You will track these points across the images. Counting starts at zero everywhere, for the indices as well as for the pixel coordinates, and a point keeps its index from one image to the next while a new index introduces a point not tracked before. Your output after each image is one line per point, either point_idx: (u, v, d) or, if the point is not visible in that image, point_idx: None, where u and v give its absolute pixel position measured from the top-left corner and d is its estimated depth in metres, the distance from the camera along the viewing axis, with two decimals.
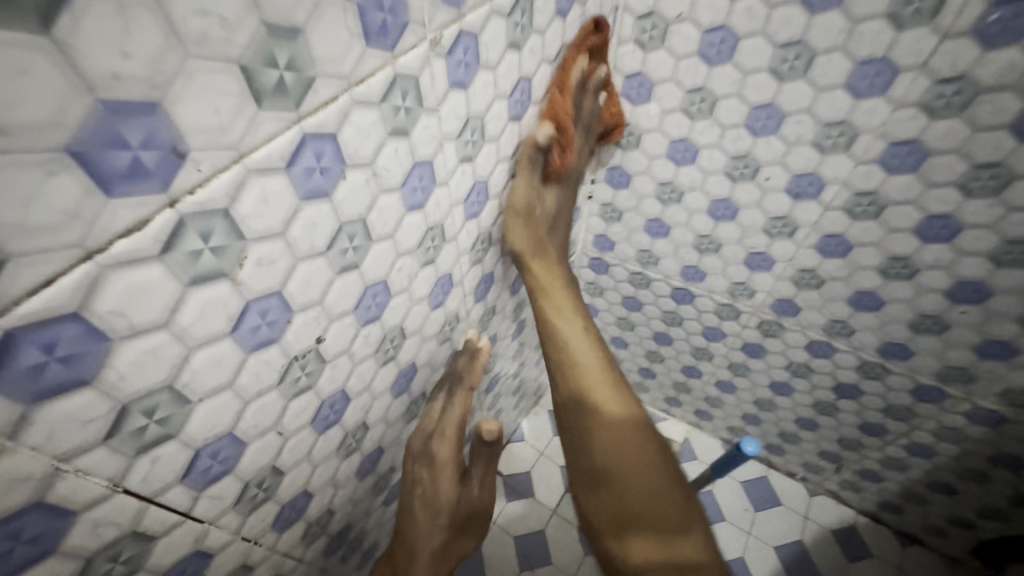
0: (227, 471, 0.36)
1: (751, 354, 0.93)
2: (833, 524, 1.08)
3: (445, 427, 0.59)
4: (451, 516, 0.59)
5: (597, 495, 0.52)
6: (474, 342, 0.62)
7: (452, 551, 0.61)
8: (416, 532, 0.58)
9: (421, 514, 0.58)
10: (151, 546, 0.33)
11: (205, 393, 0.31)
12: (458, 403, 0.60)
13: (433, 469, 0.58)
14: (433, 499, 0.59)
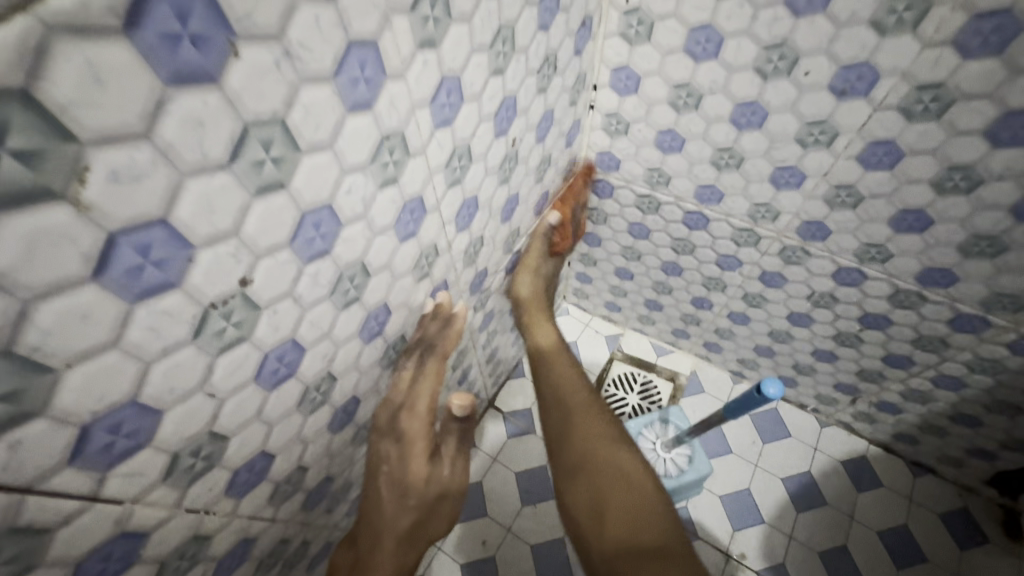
0: (142, 445, 0.29)
1: (769, 284, 0.85)
2: (843, 454, 1.05)
3: (415, 403, 0.57)
4: (421, 500, 0.56)
5: (576, 487, 0.61)
6: (444, 307, 0.58)
7: (425, 533, 0.58)
8: (382, 511, 0.56)
9: (388, 492, 0.56)
10: (47, 537, 0.27)
11: (75, 356, 0.23)
12: (428, 373, 0.58)
13: (401, 446, 0.56)
14: (401, 477, 0.56)
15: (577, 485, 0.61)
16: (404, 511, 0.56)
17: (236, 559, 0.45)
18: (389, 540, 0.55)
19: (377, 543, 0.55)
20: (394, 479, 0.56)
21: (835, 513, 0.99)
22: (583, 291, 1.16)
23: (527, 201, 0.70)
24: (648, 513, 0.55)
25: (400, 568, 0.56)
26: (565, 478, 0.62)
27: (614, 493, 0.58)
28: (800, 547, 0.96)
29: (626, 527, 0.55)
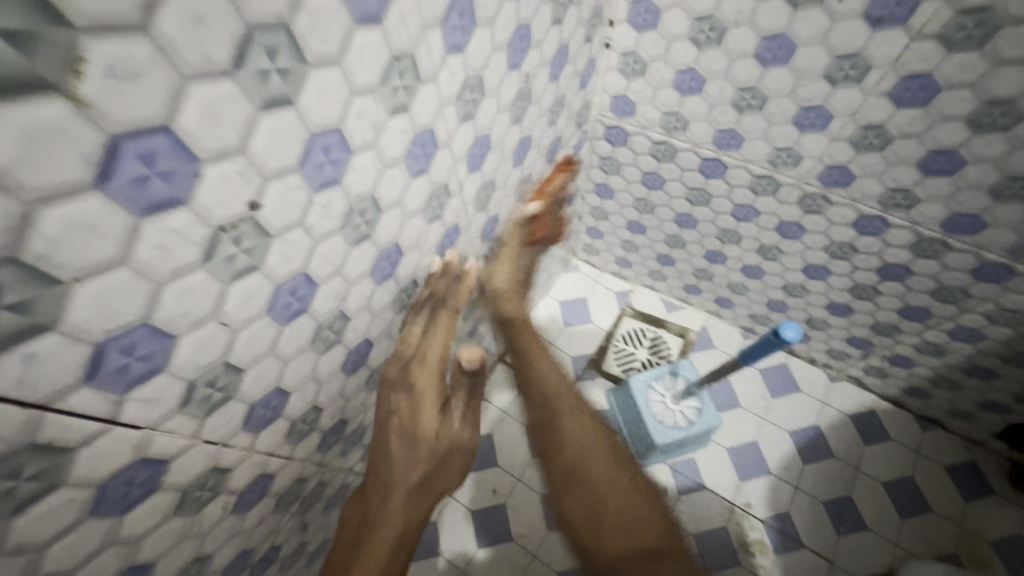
0: (158, 370, 0.29)
1: (785, 235, 0.83)
2: (852, 409, 1.05)
3: (427, 353, 0.56)
4: (431, 452, 0.52)
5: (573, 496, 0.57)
6: (454, 265, 0.59)
7: (434, 490, 0.53)
8: (391, 464, 0.52)
9: (396, 446, 0.53)
10: (70, 457, 0.27)
11: (85, 270, 0.23)
12: (440, 325, 0.59)
13: (413, 398, 0.54)
14: (411, 430, 0.53)
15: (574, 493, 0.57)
16: (413, 465, 0.52)
17: (256, 494, 0.46)
18: (400, 489, 0.51)
19: (386, 498, 0.51)
20: (405, 431, 0.53)
21: (842, 465, 1.00)
22: (594, 247, 1.14)
23: (540, 145, 0.68)
24: (638, 521, 0.53)
25: (412, 528, 0.51)
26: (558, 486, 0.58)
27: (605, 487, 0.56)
28: (806, 497, 0.97)
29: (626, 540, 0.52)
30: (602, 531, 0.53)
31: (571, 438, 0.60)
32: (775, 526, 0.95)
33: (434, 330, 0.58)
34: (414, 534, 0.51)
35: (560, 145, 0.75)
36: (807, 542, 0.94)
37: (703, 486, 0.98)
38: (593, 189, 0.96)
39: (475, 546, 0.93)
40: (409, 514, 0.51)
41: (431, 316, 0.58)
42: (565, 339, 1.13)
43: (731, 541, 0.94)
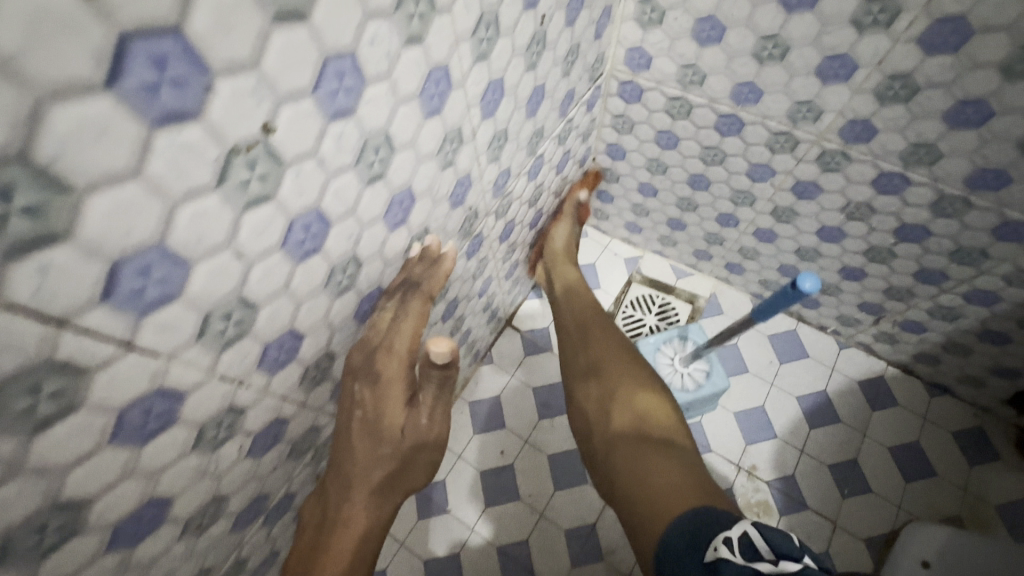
0: (173, 297, 0.29)
1: (801, 196, 0.81)
2: (861, 375, 1.05)
3: (394, 343, 0.51)
4: (396, 446, 0.51)
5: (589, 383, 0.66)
6: (433, 250, 0.55)
7: (398, 488, 0.53)
8: (353, 462, 0.51)
9: (360, 439, 0.51)
10: (87, 379, 0.27)
11: (99, 180, 0.22)
12: (412, 313, 0.52)
13: (378, 388, 0.51)
14: (375, 424, 0.51)
15: (593, 381, 0.66)
16: (377, 462, 0.51)
17: (270, 438, 0.47)
18: (361, 490, 0.51)
19: (346, 497, 0.51)
20: (368, 425, 0.50)
21: (848, 431, 1.00)
22: (603, 212, 1.13)
23: (553, 96, 0.66)
24: (646, 410, 0.59)
25: (374, 527, 0.51)
26: (583, 376, 0.68)
27: (626, 394, 0.62)
28: (811, 460, 0.98)
29: (630, 414, 0.59)
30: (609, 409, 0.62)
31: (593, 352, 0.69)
32: (779, 488, 0.96)
33: (404, 319, 0.52)
34: (377, 535, 0.52)
35: (573, 100, 0.73)
36: (811, 504, 0.95)
37: (709, 450, 0.99)
38: (604, 150, 0.94)
39: (482, 504, 0.95)
40: (375, 515, 0.51)
41: (400, 302, 0.52)
42: None
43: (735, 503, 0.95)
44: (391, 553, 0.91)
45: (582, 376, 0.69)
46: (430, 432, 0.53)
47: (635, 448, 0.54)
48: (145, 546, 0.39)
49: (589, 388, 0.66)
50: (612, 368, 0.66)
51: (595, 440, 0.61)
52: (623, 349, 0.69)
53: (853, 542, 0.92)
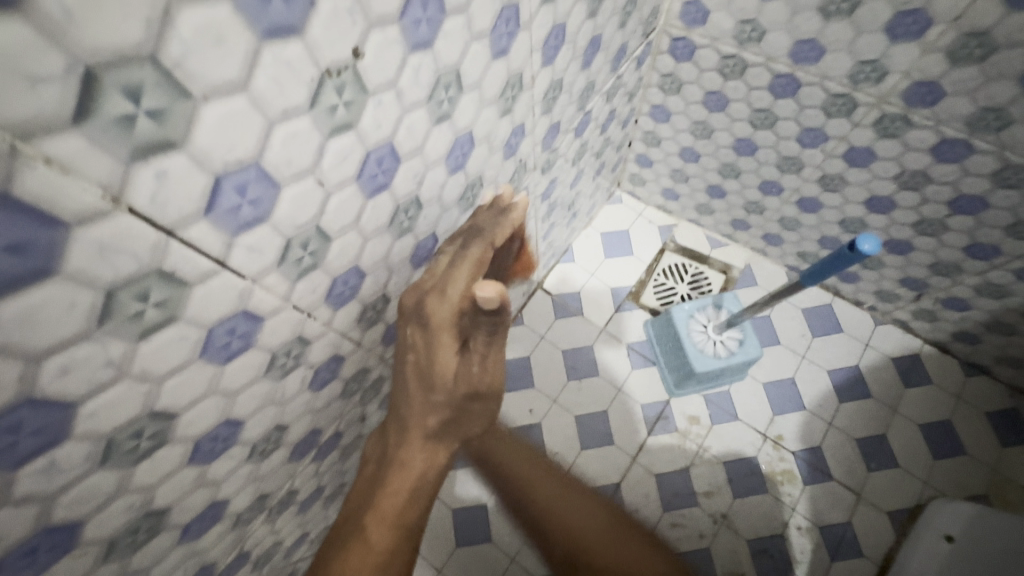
0: (263, 218, 0.30)
1: (852, 163, 0.79)
2: (895, 352, 1.04)
3: (448, 287, 0.48)
4: (449, 390, 0.49)
5: (532, 525, 0.70)
6: (506, 198, 0.59)
7: (457, 429, 0.52)
8: (410, 406, 0.50)
9: (414, 381, 0.49)
10: (186, 292, 0.28)
11: (212, 89, 0.23)
12: (469, 258, 0.51)
13: (427, 333, 0.48)
14: (428, 370, 0.48)
15: (535, 506, 0.70)
16: (431, 410, 0.50)
17: (328, 373, 0.48)
18: (416, 437, 0.50)
19: (403, 440, 0.50)
20: (420, 371, 0.48)
21: (878, 406, 1.00)
22: (640, 178, 1.11)
23: (607, 49, 0.64)
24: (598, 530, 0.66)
25: (430, 469, 0.51)
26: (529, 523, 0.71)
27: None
28: (839, 433, 0.98)
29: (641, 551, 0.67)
30: (559, 528, 0.67)
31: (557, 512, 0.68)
32: (805, 458, 0.97)
33: (464, 262, 0.50)
34: (433, 476, 0.51)
35: (624, 56, 0.72)
36: (835, 475, 0.95)
37: (735, 418, 1.00)
38: (648, 112, 0.92)
39: None
40: (432, 461, 0.51)
41: (460, 249, 0.51)
42: (605, 269, 1.13)
43: (759, 471, 0.96)
44: None
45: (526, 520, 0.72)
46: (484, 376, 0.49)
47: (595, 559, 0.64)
48: (217, 464, 0.41)
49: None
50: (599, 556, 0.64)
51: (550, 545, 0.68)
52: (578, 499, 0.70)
53: (877, 513, 0.93)
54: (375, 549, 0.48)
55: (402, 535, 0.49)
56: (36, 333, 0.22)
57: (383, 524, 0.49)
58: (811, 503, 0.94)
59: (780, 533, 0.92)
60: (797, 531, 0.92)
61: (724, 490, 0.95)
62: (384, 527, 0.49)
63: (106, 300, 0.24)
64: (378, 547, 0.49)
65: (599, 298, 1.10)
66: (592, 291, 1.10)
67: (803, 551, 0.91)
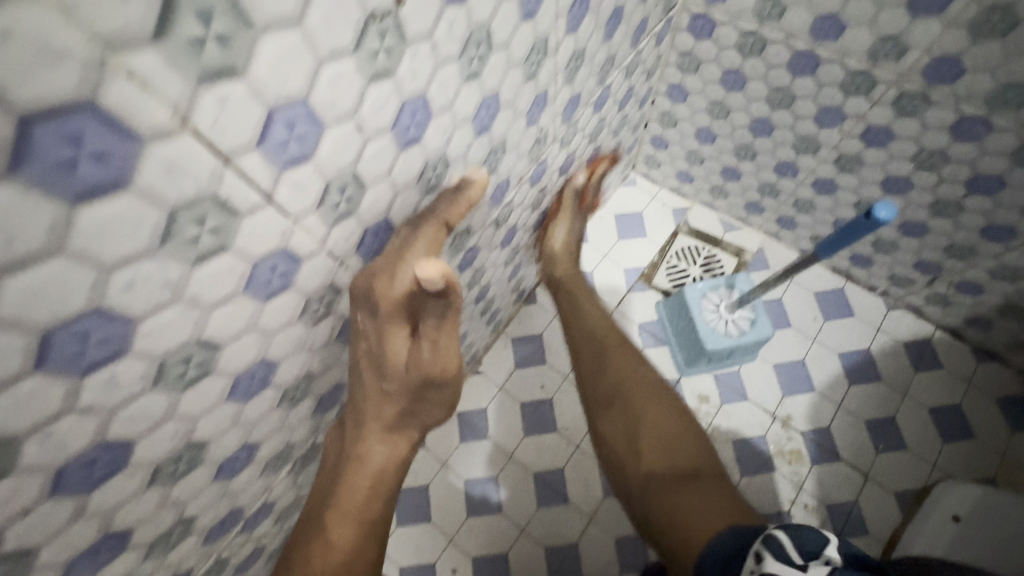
0: (307, 157, 0.31)
1: (870, 143, 0.79)
2: (907, 337, 1.04)
3: (398, 270, 0.43)
4: (402, 381, 0.48)
5: (608, 413, 0.65)
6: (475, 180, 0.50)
7: (414, 420, 0.52)
8: (365, 403, 0.50)
9: (368, 371, 0.48)
10: (237, 222, 0.29)
11: (272, 22, 0.24)
12: (421, 241, 0.44)
13: (377, 322, 0.45)
14: (380, 362, 0.47)
15: (612, 410, 0.65)
16: (385, 405, 0.50)
17: None
18: (372, 432, 0.51)
19: (359, 434, 0.52)
20: (371, 362, 0.47)
21: (888, 389, 1.01)
22: (655, 160, 1.12)
23: (629, 22, 0.66)
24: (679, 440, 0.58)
25: (390, 462, 0.53)
26: (598, 405, 0.67)
27: (651, 430, 0.60)
28: (847, 415, 0.99)
29: (662, 462, 0.56)
30: (636, 453, 0.59)
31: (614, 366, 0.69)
32: (814, 439, 0.98)
33: (415, 246, 0.44)
34: (392, 469, 0.53)
35: (645, 31, 0.72)
36: (844, 456, 0.96)
37: (744, 398, 1.01)
38: (665, 91, 0.93)
39: (521, 433, 0.99)
40: (389, 452, 0.53)
41: (412, 229, 0.45)
42: (619, 251, 1.14)
43: (768, 450, 0.97)
44: (433, 472, 0.96)
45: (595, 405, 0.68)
46: (437, 365, 0.48)
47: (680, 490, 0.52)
48: (252, 405, 0.43)
49: (614, 423, 0.64)
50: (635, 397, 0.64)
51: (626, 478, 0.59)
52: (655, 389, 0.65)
53: (883, 494, 0.94)
54: (338, 546, 0.53)
55: (363, 529, 0.54)
56: (109, 243, 0.24)
57: (346, 521, 0.53)
58: (819, 482, 0.95)
59: (787, 511, 0.93)
60: (803, 509, 0.93)
61: (732, 468, 0.96)
62: (346, 525, 0.53)
63: (169, 220, 0.26)
64: (340, 544, 0.53)
65: (611, 279, 1.11)
66: (605, 272, 1.11)
67: None
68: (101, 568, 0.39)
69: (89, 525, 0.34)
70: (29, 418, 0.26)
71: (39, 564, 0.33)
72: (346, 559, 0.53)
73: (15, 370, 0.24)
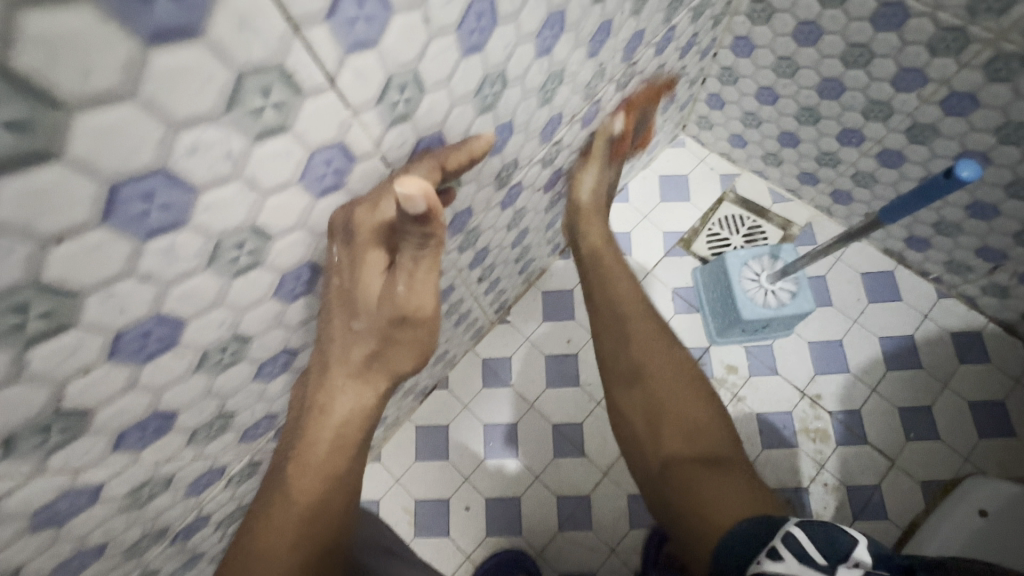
0: (373, 44, 0.30)
1: (950, 112, 0.74)
2: (955, 327, 0.99)
3: (382, 198, 0.38)
4: (373, 323, 0.44)
5: (631, 390, 0.58)
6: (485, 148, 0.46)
7: (385, 365, 0.47)
8: (334, 338, 0.45)
9: (336, 310, 0.44)
10: (300, 103, 0.29)
11: None
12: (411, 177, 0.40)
13: (350, 252, 0.40)
14: (351, 294, 0.42)
15: (634, 389, 0.58)
16: (356, 340, 0.45)
17: None
18: (338, 371, 0.46)
19: (324, 381, 0.47)
20: (343, 296, 0.43)
21: (927, 378, 0.97)
22: (708, 120, 1.07)
23: None
24: (696, 427, 0.54)
25: (354, 412, 0.47)
26: (621, 379, 0.59)
27: (672, 413, 0.55)
28: (881, 400, 0.96)
29: (681, 441, 0.53)
30: (658, 428, 0.55)
31: (636, 348, 0.60)
32: (841, 420, 0.96)
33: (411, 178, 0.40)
34: (358, 420, 0.48)
35: None
36: (872, 440, 0.94)
37: (774, 373, 0.99)
38: (729, 44, 0.88)
39: (544, 385, 1.00)
40: (357, 403, 0.47)
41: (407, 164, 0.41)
42: (659, 213, 1.10)
43: (793, 426, 0.96)
44: (454, 413, 0.98)
45: (616, 381, 0.60)
46: (414, 304, 0.44)
47: (693, 468, 0.50)
48: (294, 308, 0.43)
49: (631, 400, 0.58)
50: (657, 378, 0.57)
51: (643, 453, 0.55)
52: (691, 380, 0.58)
53: (908, 482, 0.92)
54: (297, 501, 0.47)
55: (331, 483, 0.48)
56: (177, 98, 0.23)
57: (309, 476, 0.47)
58: (842, 463, 0.93)
59: (806, 487, 0.92)
60: (822, 488, 0.92)
61: (753, 440, 0.95)
62: (309, 479, 0.47)
63: (236, 84, 0.25)
64: (301, 495, 0.47)
65: (649, 240, 1.08)
66: (643, 233, 1.09)
67: (826, 507, 0.91)
68: (148, 446, 0.40)
69: (141, 398, 0.36)
70: (94, 275, 0.26)
71: (94, 428, 0.34)
72: (308, 511, 0.47)
73: (82, 219, 0.24)
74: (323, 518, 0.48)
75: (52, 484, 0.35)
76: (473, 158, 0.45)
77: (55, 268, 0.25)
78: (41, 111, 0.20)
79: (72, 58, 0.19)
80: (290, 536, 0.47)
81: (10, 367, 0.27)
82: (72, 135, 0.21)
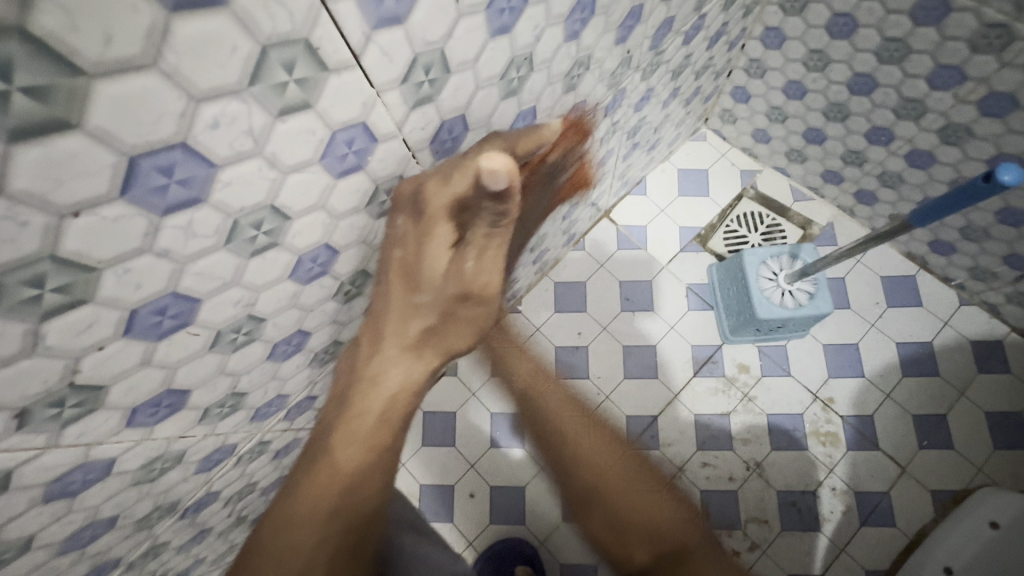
0: (401, 20, 0.29)
1: (987, 113, 0.71)
2: (976, 335, 0.97)
3: (457, 172, 0.39)
4: (436, 296, 0.43)
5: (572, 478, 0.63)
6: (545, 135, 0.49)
7: (440, 342, 0.47)
8: (392, 311, 0.45)
9: (396, 282, 0.43)
10: (324, 80, 0.28)
11: None
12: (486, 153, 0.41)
13: (419, 225, 0.41)
14: (416, 266, 0.42)
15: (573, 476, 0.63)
16: (415, 314, 0.45)
17: None
18: (392, 347, 0.45)
19: (375, 352, 0.46)
20: (408, 267, 0.42)
21: (944, 386, 0.95)
22: (732, 114, 1.04)
23: None
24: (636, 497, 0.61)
25: (406, 383, 0.47)
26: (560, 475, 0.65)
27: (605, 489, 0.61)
28: (894, 407, 0.95)
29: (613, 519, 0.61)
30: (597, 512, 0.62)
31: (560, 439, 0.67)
32: (853, 425, 0.94)
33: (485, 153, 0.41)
34: (408, 396, 0.47)
35: None
36: (883, 446, 0.93)
37: (787, 374, 0.98)
38: (759, 35, 0.86)
39: None
40: (408, 378, 0.47)
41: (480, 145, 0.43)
42: (677, 207, 1.08)
43: (803, 428, 0.95)
44: (462, 401, 0.98)
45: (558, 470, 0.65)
46: (480, 282, 0.44)
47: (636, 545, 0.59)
48: (309, 289, 0.43)
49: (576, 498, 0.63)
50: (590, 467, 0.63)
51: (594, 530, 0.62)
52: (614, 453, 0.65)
53: (919, 490, 0.90)
54: (339, 472, 0.46)
55: (375, 455, 0.47)
56: (199, 69, 0.23)
57: (355, 446, 0.46)
58: (851, 468, 0.92)
59: (814, 490, 0.91)
60: (830, 492, 0.91)
61: (762, 440, 0.94)
62: (352, 449, 0.46)
63: (260, 56, 0.24)
64: (344, 469, 0.46)
65: (665, 234, 1.06)
66: (659, 227, 1.07)
67: (833, 511, 0.90)
68: (161, 421, 0.40)
69: (154, 374, 0.35)
70: (112, 249, 0.26)
71: (108, 402, 0.34)
72: (350, 482, 0.46)
73: (101, 191, 0.23)
74: (361, 493, 0.47)
75: (67, 456, 0.35)
76: (540, 145, 0.48)
77: (74, 241, 0.24)
78: (61, 77, 0.19)
79: (95, 22, 0.19)
80: (330, 504, 0.46)
81: (25, 339, 0.26)
82: (92, 105, 0.21)
